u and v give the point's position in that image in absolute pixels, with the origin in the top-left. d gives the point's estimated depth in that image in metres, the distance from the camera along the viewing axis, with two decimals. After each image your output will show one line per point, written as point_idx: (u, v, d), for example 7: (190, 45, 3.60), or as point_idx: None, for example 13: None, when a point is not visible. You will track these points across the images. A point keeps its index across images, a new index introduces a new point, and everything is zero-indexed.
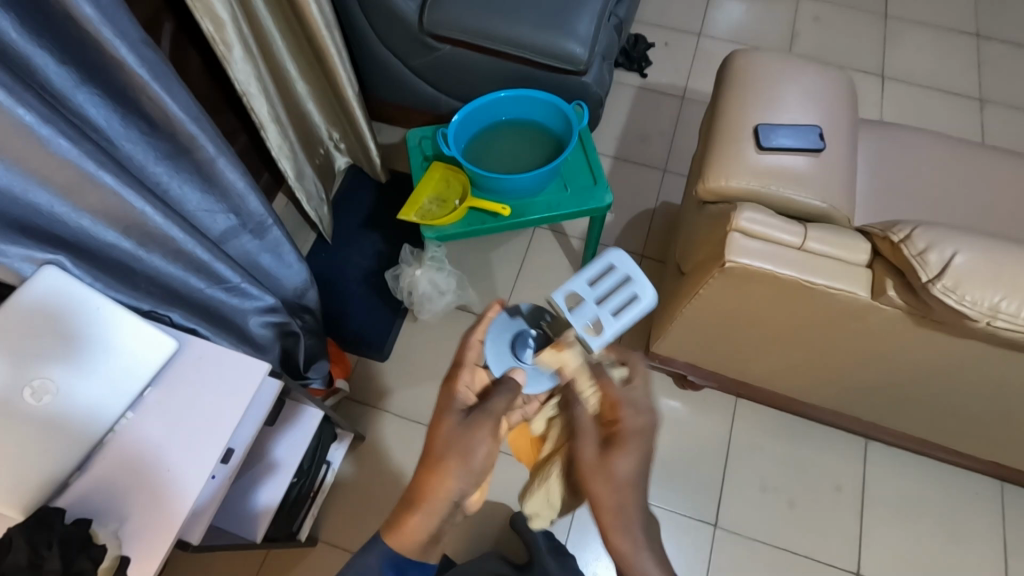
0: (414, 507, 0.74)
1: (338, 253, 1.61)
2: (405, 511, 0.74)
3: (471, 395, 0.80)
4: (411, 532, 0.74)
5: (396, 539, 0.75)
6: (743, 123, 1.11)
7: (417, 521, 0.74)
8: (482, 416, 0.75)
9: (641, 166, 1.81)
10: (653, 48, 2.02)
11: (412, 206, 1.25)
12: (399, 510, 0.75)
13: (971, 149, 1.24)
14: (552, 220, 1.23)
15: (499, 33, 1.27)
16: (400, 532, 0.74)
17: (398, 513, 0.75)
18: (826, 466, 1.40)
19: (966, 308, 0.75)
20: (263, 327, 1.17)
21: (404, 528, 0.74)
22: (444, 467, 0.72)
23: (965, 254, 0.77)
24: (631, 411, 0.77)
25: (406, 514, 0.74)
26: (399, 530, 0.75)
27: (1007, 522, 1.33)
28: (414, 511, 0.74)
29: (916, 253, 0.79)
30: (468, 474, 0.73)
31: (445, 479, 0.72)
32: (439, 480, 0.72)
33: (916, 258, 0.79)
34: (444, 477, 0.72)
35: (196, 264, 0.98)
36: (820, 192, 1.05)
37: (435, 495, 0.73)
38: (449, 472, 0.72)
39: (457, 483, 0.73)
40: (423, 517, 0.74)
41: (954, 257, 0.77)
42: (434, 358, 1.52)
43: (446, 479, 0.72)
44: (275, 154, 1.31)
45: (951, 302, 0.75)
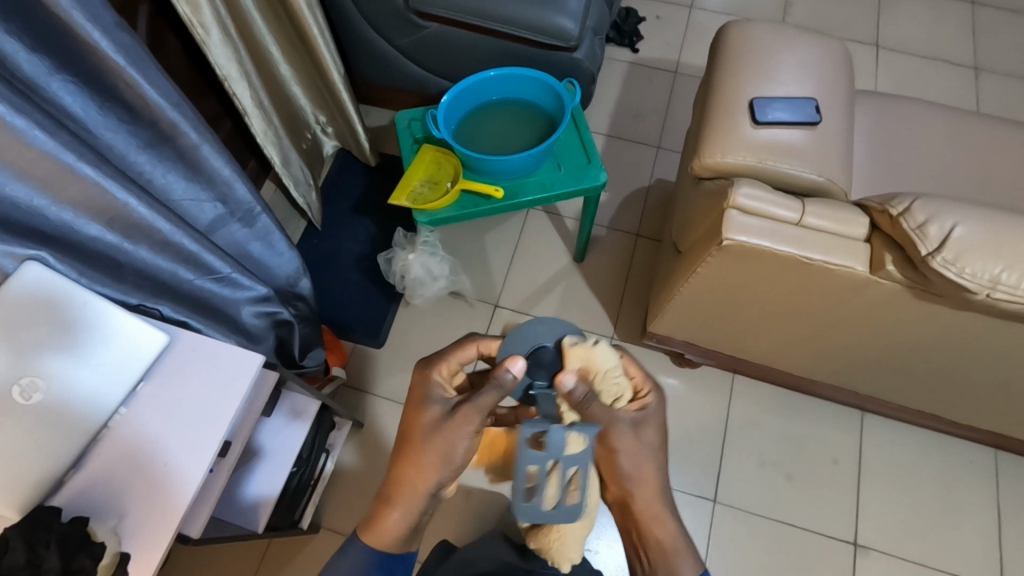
0: (392, 503, 0.79)
1: (330, 240, 1.60)
2: (384, 506, 0.79)
3: (449, 385, 0.80)
4: (389, 528, 0.79)
5: (375, 535, 0.80)
6: (738, 96, 1.09)
7: (395, 516, 0.79)
8: (466, 409, 0.73)
9: (634, 144, 1.79)
10: (644, 21, 1.98)
11: (404, 190, 1.23)
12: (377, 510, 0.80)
13: (967, 120, 1.23)
14: (548, 200, 1.21)
15: (487, 9, 1.24)
16: (378, 527, 0.80)
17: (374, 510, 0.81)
18: (823, 439, 1.41)
19: (965, 280, 0.73)
20: (257, 317, 1.16)
21: (381, 526, 0.80)
22: (423, 460, 0.75)
23: (965, 226, 0.75)
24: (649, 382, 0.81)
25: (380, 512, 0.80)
26: (376, 529, 0.80)
27: (1001, 488, 1.35)
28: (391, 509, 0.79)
29: (915, 226, 0.76)
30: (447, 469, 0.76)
31: (423, 475, 0.76)
32: (416, 476, 0.77)
33: (915, 231, 0.76)
34: (423, 471, 0.76)
35: (185, 256, 0.96)
36: (817, 165, 1.04)
37: (412, 489, 0.77)
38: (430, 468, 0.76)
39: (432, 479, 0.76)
40: (389, 513, 0.79)
41: (954, 229, 0.74)
42: (431, 342, 1.52)
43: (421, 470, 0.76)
44: (260, 140, 1.28)
45: (952, 274, 0.73)
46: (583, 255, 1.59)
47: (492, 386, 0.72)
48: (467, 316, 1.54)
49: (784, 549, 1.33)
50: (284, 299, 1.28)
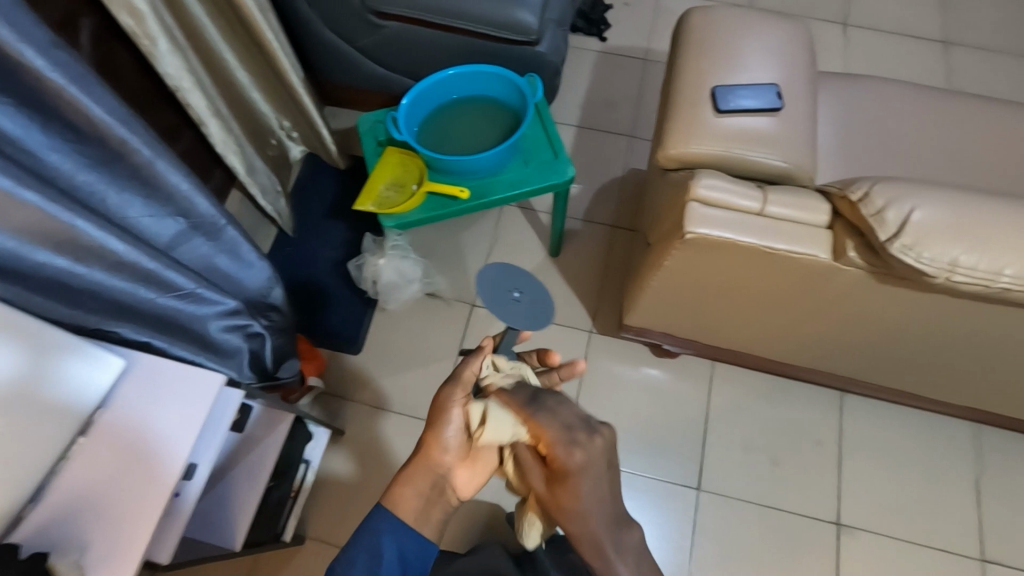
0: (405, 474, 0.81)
1: (302, 247, 1.57)
2: (398, 478, 0.81)
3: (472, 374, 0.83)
4: (404, 500, 0.79)
5: (394, 503, 0.79)
6: (700, 85, 1.07)
7: (407, 489, 0.79)
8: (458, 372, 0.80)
9: (606, 135, 1.77)
10: (612, 9, 1.96)
11: (369, 195, 1.20)
12: (400, 480, 0.81)
13: (932, 98, 1.23)
14: (516, 198, 1.20)
15: (444, 6, 1.21)
16: (394, 497, 0.79)
17: (395, 484, 0.81)
18: (804, 422, 1.42)
19: (923, 266, 0.72)
20: (227, 331, 1.14)
21: (398, 494, 0.80)
22: (433, 423, 0.80)
23: (924, 210, 0.74)
24: (564, 447, 0.69)
25: (400, 484, 0.80)
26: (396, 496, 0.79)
27: (980, 461, 1.37)
28: (420, 472, 0.81)
29: (873, 212, 0.75)
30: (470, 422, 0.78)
31: (448, 426, 0.79)
32: (432, 437, 0.80)
33: (873, 218, 0.75)
34: (436, 433, 0.80)
35: (143, 275, 0.94)
36: (782, 151, 1.03)
37: (429, 452, 0.81)
38: (456, 415, 0.79)
39: (459, 432, 0.80)
40: (413, 478, 0.80)
41: (913, 213, 0.73)
42: (409, 346, 1.50)
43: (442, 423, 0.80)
44: (220, 150, 1.24)
45: (908, 255, 0.72)
46: (559, 249, 1.58)
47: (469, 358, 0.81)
48: (444, 318, 1.53)
49: (772, 532, 1.34)
50: (256, 310, 1.27)
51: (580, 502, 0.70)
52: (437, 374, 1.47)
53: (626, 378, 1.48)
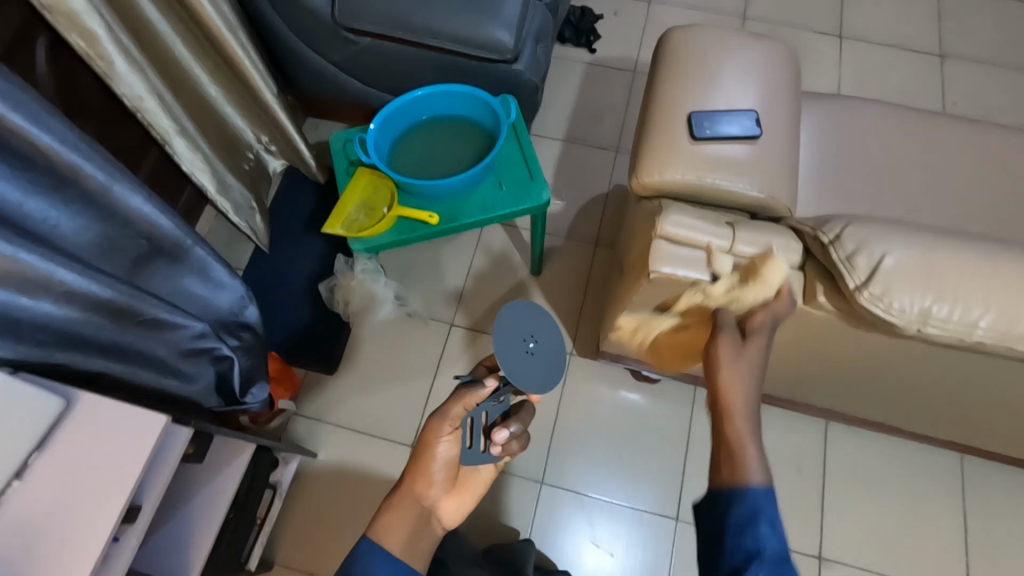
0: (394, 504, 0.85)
1: (278, 264, 1.55)
2: (385, 509, 0.84)
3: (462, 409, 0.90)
4: (391, 528, 0.81)
5: (381, 530, 0.81)
6: (676, 109, 1.04)
7: (394, 517, 0.82)
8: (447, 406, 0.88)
9: (591, 149, 1.73)
10: (601, 19, 1.92)
11: (338, 217, 1.18)
12: (385, 508, 0.83)
13: (920, 121, 1.19)
14: (489, 221, 1.17)
15: (417, 24, 1.18)
16: (381, 524, 0.81)
17: (383, 511, 0.83)
18: (787, 450, 1.38)
19: (893, 317, 0.69)
20: (189, 354, 1.13)
21: (386, 519, 0.82)
22: (421, 456, 0.88)
23: (896, 254, 0.70)
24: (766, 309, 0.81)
25: (390, 508, 0.83)
26: (385, 522, 0.81)
27: (967, 494, 1.33)
28: (405, 501, 0.85)
29: (843, 256, 0.71)
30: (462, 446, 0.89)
31: (433, 458, 0.88)
32: (419, 468, 0.88)
33: (844, 262, 0.71)
34: (423, 467, 0.88)
35: (96, 305, 0.93)
36: (759, 180, 0.99)
37: (416, 485, 0.87)
38: (444, 447, 0.88)
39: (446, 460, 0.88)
40: (398, 507, 0.84)
41: (884, 258, 0.70)
42: (385, 366, 1.48)
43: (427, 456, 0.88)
44: (188, 169, 1.21)
45: (876, 303, 0.69)
46: (540, 268, 1.54)
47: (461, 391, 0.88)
48: (422, 337, 1.50)
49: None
50: (227, 329, 1.24)
51: (724, 379, 0.75)
52: (413, 395, 1.45)
53: (605, 402, 1.45)
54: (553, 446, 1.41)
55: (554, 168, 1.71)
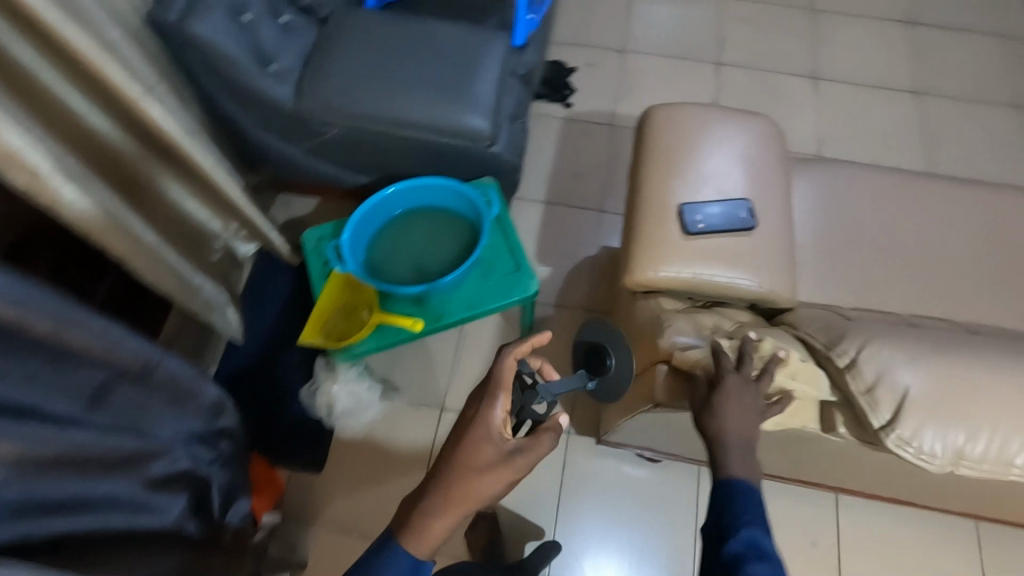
0: (440, 517, 0.79)
1: (254, 356, 1.47)
2: (430, 517, 0.79)
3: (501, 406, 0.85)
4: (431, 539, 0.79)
5: (423, 547, 0.79)
6: (665, 200, 0.99)
7: (438, 527, 0.79)
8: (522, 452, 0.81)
9: (575, 210, 1.69)
10: (575, 72, 1.89)
11: (316, 323, 1.11)
12: (421, 517, 0.79)
13: (911, 187, 1.16)
14: (477, 317, 1.11)
15: (387, 115, 1.12)
16: (423, 539, 0.79)
17: (414, 514, 0.80)
18: (799, 522, 1.33)
19: (924, 461, 0.64)
20: (158, 484, 1.04)
21: (428, 535, 0.79)
22: (484, 474, 0.80)
23: (918, 385, 0.65)
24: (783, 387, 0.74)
25: (429, 526, 0.79)
26: (420, 534, 0.79)
27: (986, 557, 1.29)
28: (454, 511, 0.79)
29: (863, 390, 0.67)
30: (515, 472, 0.81)
31: (491, 486, 0.80)
32: (480, 487, 0.79)
33: (864, 396, 0.67)
34: (482, 486, 0.80)
35: (56, 457, 0.84)
36: (758, 272, 0.95)
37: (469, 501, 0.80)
38: (503, 478, 0.81)
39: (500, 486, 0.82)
40: (445, 518, 0.79)
41: (907, 391, 0.65)
42: (374, 460, 1.41)
43: (473, 473, 0.80)
44: (150, 281, 1.11)
45: (907, 428, 0.64)
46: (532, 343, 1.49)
47: (546, 436, 0.83)
48: (412, 426, 1.43)
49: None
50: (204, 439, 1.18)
51: (724, 423, 0.72)
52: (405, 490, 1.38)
53: (608, 483, 1.39)
54: (558, 536, 1.35)
55: (538, 232, 1.66)
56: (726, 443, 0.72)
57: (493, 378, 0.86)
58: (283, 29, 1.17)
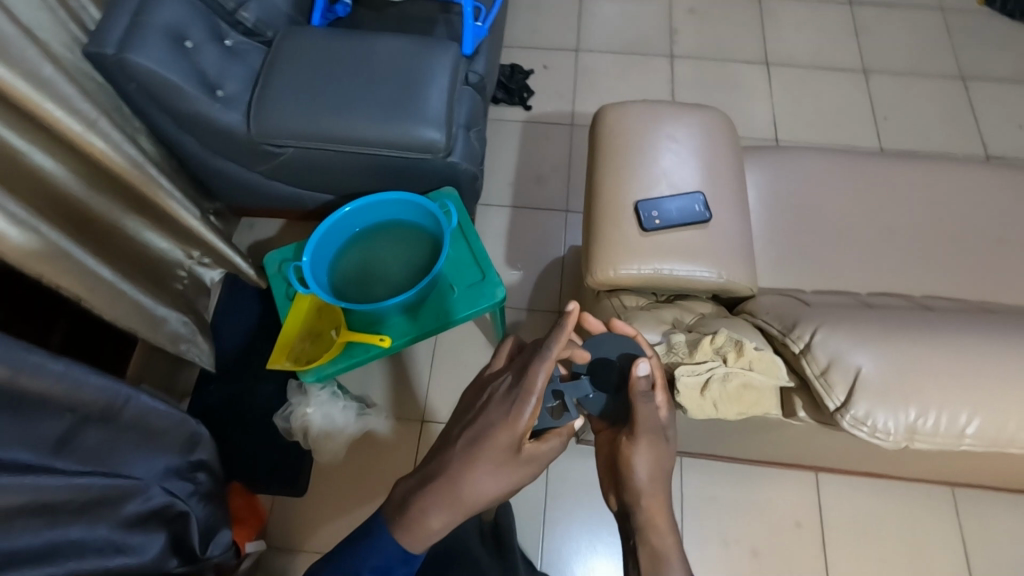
0: (435, 511, 0.75)
1: (227, 384, 1.45)
2: (424, 509, 0.75)
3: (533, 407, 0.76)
4: (425, 534, 0.76)
5: (415, 539, 0.76)
6: (621, 198, 1.00)
7: (435, 521, 0.75)
8: (533, 457, 0.76)
9: (541, 212, 1.70)
10: (532, 74, 1.90)
11: (282, 349, 1.09)
12: (419, 512, 0.75)
13: (861, 169, 1.19)
14: (446, 329, 1.11)
15: (340, 133, 1.12)
16: (417, 531, 0.76)
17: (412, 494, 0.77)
18: (781, 503, 1.35)
19: (879, 439, 0.65)
20: (135, 524, 1.02)
21: (421, 529, 0.76)
22: (486, 473, 0.74)
23: (871, 364, 0.67)
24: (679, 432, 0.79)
25: (426, 513, 0.75)
26: (417, 528, 0.76)
27: (963, 521, 1.32)
28: (449, 508, 0.75)
29: (818, 373, 0.68)
30: (517, 476, 0.76)
31: (489, 490, 0.74)
32: (479, 487, 0.74)
33: (820, 379, 0.68)
34: (483, 487, 0.74)
35: (18, 507, 0.82)
36: (716, 264, 0.96)
37: (467, 502, 0.75)
38: (503, 484, 0.75)
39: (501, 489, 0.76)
40: (440, 512, 0.75)
41: (861, 371, 0.66)
42: (358, 479, 1.40)
43: (482, 470, 0.74)
44: (111, 319, 1.09)
45: (862, 411, 0.65)
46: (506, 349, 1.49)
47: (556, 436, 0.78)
48: (393, 441, 1.43)
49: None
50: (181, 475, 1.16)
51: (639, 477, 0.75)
52: None
53: (591, 481, 1.39)
54: (546, 539, 1.35)
55: (505, 238, 1.66)
56: (635, 490, 0.75)
57: (528, 378, 0.75)
58: (227, 54, 1.16)
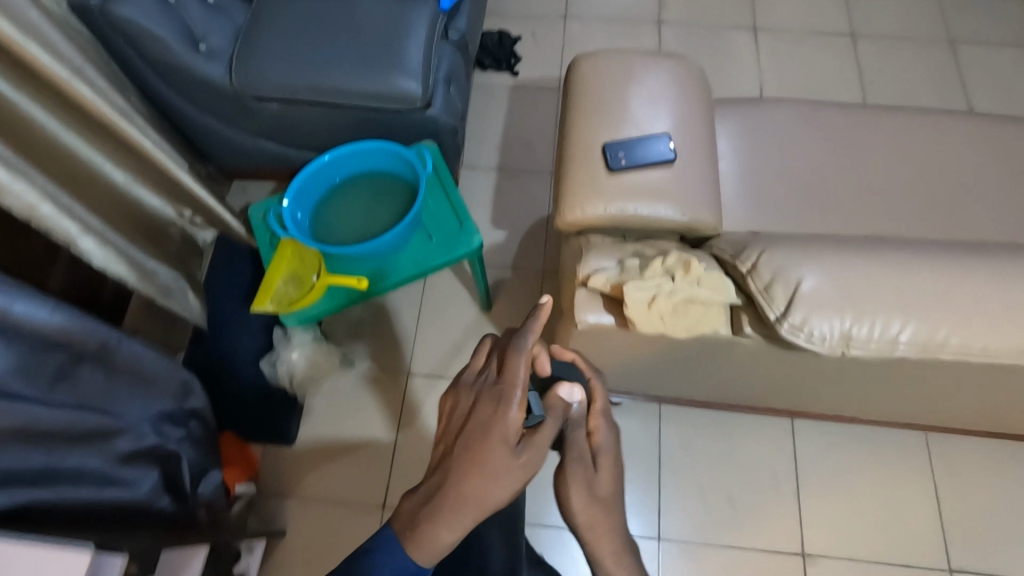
0: (443, 526, 0.68)
1: (220, 340, 1.50)
2: (432, 523, 0.68)
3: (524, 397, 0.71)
4: (437, 550, 0.69)
5: (426, 553, 0.70)
6: (590, 142, 1.03)
7: (444, 534, 0.69)
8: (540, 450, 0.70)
9: (526, 175, 1.72)
10: (520, 41, 1.91)
11: (265, 292, 1.10)
12: (430, 527, 0.68)
13: (833, 119, 1.21)
14: (424, 275, 1.14)
15: (320, 85, 1.15)
16: (427, 546, 0.69)
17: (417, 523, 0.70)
18: (756, 452, 1.39)
19: (816, 344, 0.72)
20: (130, 460, 1.04)
21: (432, 542, 0.69)
22: (493, 476, 0.68)
23: (810, 279, 0.73)
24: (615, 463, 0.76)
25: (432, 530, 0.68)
26: (428, 543, 0.69)
27: (935, 469, 1.35)
28: (458, 521, 0.68)
29: (762, 288, 0.74)
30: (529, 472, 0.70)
31: (501, 492, 0.68)
32: (489, 492, 0.68)
33: (763, 293, 0.74)
34: (493, 491, 0.68)
35: (9, 429, 0.85)
36: (681, 204, 0.99)
37: (477, 510, 0.68)
38: (515, 485, 0.69)
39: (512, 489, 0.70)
40: (451, 525, 0.68)
41: (801, 285, 0.73)
42: (346, 429, 1.45)
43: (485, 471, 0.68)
44: (104, 267, 1.14)
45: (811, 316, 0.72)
46: (490, 303, 1.52)
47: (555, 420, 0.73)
48: (380, 393, 1.47)
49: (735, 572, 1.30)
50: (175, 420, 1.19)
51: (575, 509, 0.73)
52: (377, 454, 1.42)
53: None
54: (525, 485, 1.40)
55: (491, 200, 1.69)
56: (571, 520, 0.74)
57: (510, 370, 0.71)
58: (211, 10, 1.19)
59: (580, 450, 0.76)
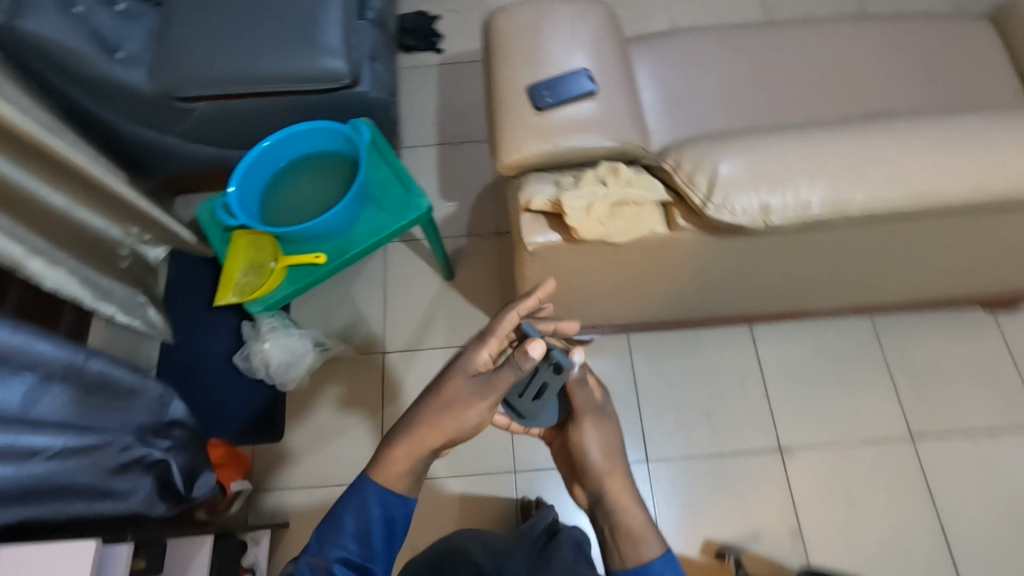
0: (399, 441, 0.88)
1: (189, 351, 1.50)
2: (393, 444, 0.88)
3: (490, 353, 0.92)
4: (397, 467, 0.87)
5: (384, 476, 0.86)
6: (515, 87, 1.08)
7: (401, 454, 0.87)
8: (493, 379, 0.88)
9: (467, 143, 1.76)
10: (439, 19, 1.95)
11: (227, 285, 1.15)
12: (387, 440, 0.88)
13: (737, 39, 1.29)
14: (380, 243, 1.16)
15: (245, 74, 1.16)
16: (387, 463, 0.87)
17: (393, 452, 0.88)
18: (723, 364, 1.47)
19: (738, 218, 0.83)
20: (118, 471, 1.03)
21: (391, 460, 0.87)
22: (458, 403, 0.87)
23: (726, 164, 0.84)
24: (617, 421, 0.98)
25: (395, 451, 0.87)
26: (386, 462, 0.87)
27: (884, 349, 1.46)
28: (420, 432, 0.87)
29: (687, 179, 0.85)
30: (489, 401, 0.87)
31: (470, 417, 0.87)
32: (460, 413, 0.87)
33: (688, 183, 0.86)
34: (455, 414, 0.87)
35: None
36: (609, 132, 1.05)
37: (445, 433, 0.87)
38: (476, 413, 0.87)
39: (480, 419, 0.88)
40: (408, 442, 0.87)
41: (719, 170, 0.84)
42: (331, 415, 1.46)
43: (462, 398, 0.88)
44: (51, 287, 1.13)
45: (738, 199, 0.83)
46: (451, 272, 1.57)
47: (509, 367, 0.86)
48: (359, 374, 1.49)
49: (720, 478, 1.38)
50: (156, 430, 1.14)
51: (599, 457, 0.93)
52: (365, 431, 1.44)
53: None
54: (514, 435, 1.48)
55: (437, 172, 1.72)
56: (595, 470, 0.93)
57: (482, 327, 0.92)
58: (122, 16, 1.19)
59: (592, 403, 0.97)
